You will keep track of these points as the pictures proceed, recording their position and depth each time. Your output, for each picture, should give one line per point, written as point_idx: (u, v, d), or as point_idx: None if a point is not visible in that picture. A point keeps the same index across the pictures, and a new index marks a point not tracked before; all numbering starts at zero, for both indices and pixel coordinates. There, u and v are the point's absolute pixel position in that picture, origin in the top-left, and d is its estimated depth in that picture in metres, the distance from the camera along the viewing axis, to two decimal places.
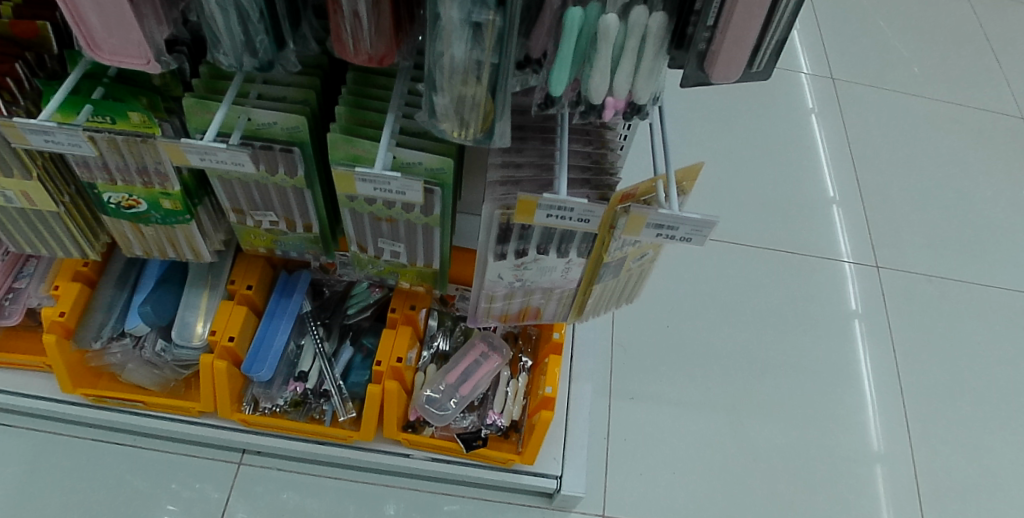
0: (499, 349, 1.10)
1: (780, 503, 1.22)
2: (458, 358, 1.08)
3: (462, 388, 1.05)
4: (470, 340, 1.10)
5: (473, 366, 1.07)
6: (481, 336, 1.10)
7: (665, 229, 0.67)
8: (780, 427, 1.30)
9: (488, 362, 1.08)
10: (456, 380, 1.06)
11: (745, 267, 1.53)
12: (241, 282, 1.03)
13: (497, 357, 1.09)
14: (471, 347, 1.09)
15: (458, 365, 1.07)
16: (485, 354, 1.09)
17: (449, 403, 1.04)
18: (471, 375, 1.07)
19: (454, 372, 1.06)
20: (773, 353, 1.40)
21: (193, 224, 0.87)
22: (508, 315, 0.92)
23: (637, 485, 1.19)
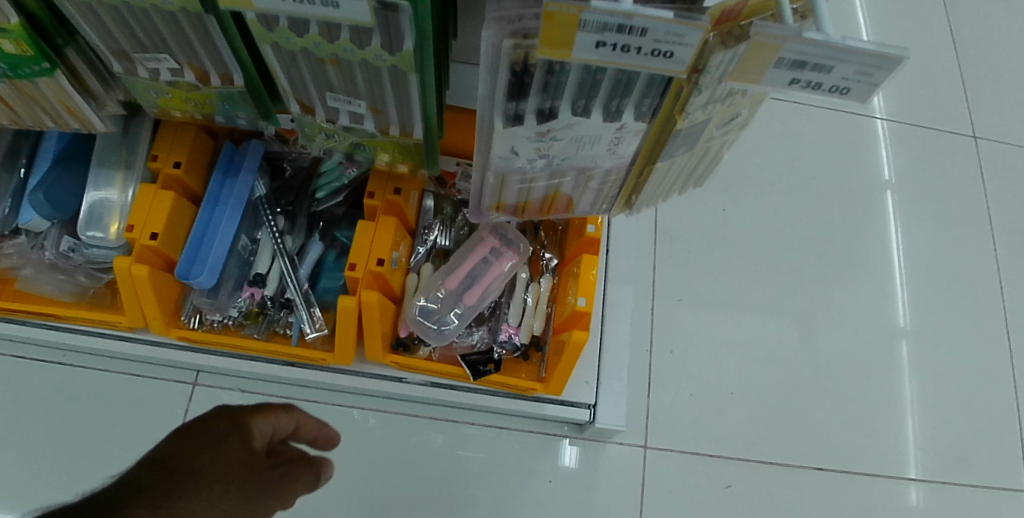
0: (514, 245, 0.83)
1: (856, 426, 1.00)
2: (461, 258, 0.81)
3: (468, 298, 0.80)
4: (474, 232, 0.83)
5: (480, 267, 0.81)
6: (491, 227, 0.83)
7: (807, 70, 0.38)
8: (862, 338, 1.05)
9: (500, 263, 0.81)
10: (459, 287, 0.80)
11: (821, 130, 1.19)
12: (165, 158, 0.77)
13: (512, 256, 0.82)
14: (476, 242, 0.82)
15: (460, 267, 0.80)
16: (496, 251, 0.82)
17: (450, 317, 0.80)
18: (478, 280, 0.80)
19: (455, 277, 0.80)
20: (857, 245, 1.12)
21: (59, 76, 0.59)
22: (526, 206, 0.64)
23: (687, 410, 0.97)
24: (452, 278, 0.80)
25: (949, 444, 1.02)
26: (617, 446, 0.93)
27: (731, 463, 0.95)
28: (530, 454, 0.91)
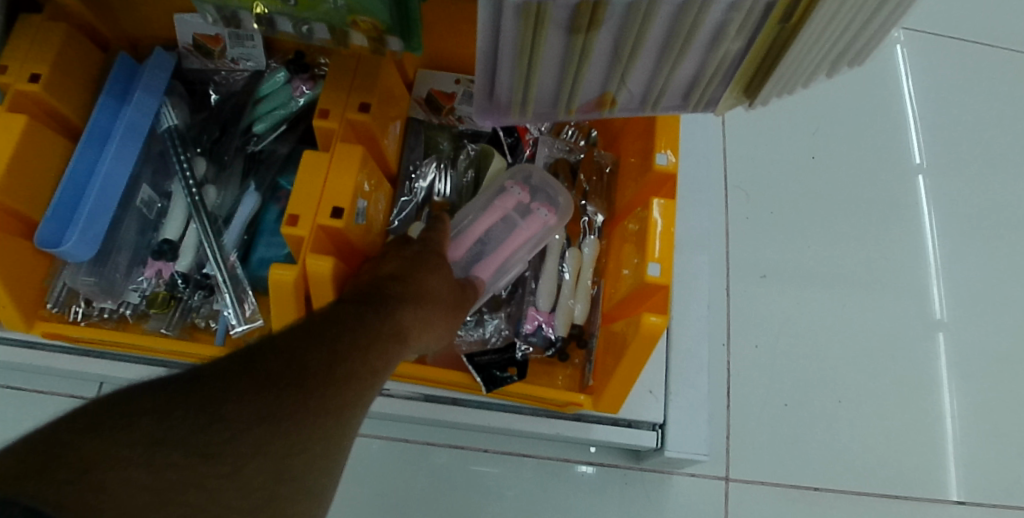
0: (551, 202, 0.56)
1: (1012, 440, 0.73)
2: (473, 216, 0.54)
3: (480, 272, 0.52)
4: (493, 181, 0.56)
5: (502, 231, 0.54)
6: (517, 176, 0.56)
7: None
8: (1015, 323, 0.78)
9: (532, 226, 0.54)
10: (470, 257, 0.53)
11: (939, 47, 0.90)
12: (16, 67, 0.51)
13: (550, 218, 0.55)
14: (496, 195, 0.55)
15: (472, 228, 0.53)
16: (524, 211, 0.55)
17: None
18: (500, 249, 0.53)
19: (464, 241, 0.53)
20: (997, 199, 0.83)
21: None
22: (573, 89, 0.37)
23: (782, 425, 0.70)
24: (459, 242, 0.52)
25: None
26: (689, 479, 0.67)
27: (845, 498, 0.69)
28: (567, 492, 0.66)
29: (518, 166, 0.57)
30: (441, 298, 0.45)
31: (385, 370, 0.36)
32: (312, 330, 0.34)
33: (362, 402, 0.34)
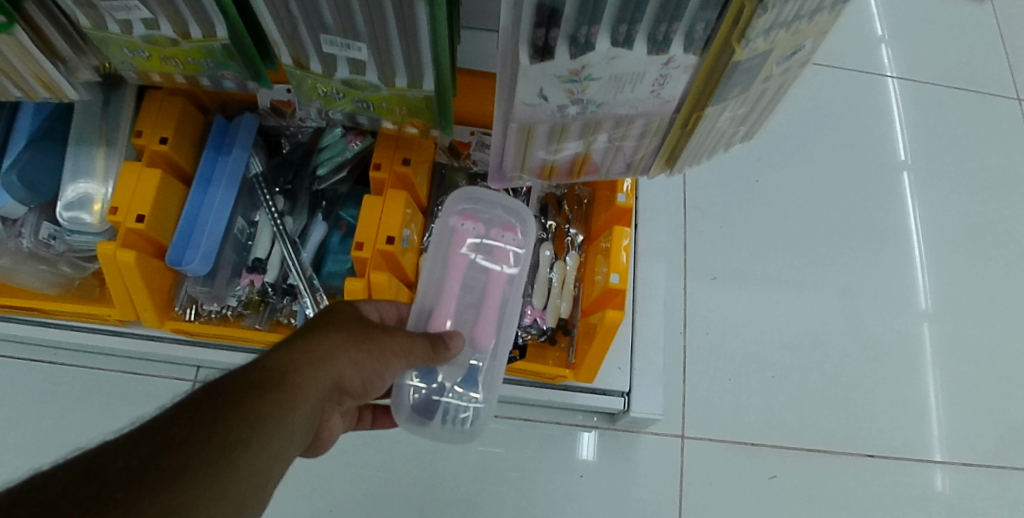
0: (504, 217, 0.69)
1: (910, 406, 0.92)
2: (447, 269, 0.65)
3: (485, 326, 0.63)
4: (441, 221, 0.67)
5: (478, 270, 0.66)
6: (459, 204, 0.68)
7: None
8: (917, 311, 0.97)
9: (501, 258, 0.66)
10: (467, 312, 0.63)
11: (860, 86, 1.10)
12: (149, 134, 0.69)
13: (516, 235, 0.68)
14: (456, 239, 0.66)
15: (448, 285, 0.64)
16: (480, 244, 0.67)
17: (473, 360, 0.63)
18: (483, 294, 0.64)
19: (454, 298, 0.64)
20: (906, 211, 1.03)
21: (15, 36, 0.51)
22: (553, 169, 0.57)
23: (726, 393, 0.90)
24: (445, 297, 0.63)
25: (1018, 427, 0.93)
26: (653, 436, 0.86)
27: (775, 451, 0.88)
28: (555, 447, 0.85)
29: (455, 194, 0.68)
30: (346, 335, 0.46)
31: (271, 424, 0.38)
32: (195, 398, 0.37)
33: (235, 455, 0.35)
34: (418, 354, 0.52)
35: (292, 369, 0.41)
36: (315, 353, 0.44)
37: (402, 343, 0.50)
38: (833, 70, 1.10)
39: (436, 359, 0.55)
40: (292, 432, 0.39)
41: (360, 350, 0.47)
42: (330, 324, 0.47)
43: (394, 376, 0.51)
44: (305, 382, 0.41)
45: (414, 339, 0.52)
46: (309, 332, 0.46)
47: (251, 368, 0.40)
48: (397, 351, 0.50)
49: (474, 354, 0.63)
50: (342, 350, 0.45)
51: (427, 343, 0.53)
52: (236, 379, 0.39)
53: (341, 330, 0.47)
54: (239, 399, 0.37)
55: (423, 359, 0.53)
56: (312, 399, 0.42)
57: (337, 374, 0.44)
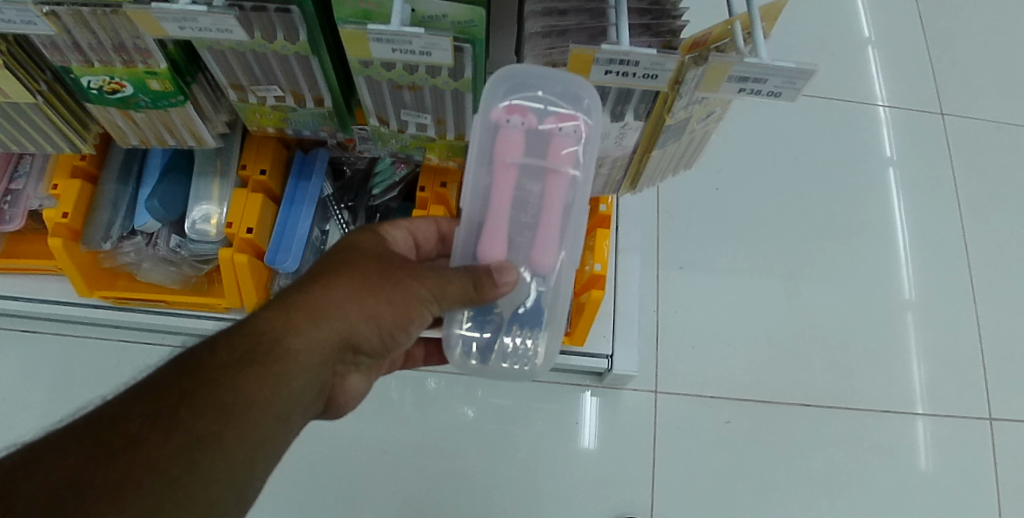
0: (563, 100, 0.62)
1: (833, 365, 1.20)
2: (496, 170, 0.61)
3: (545, 249, 0.61)
4: (484, 115, 0.61)
5: (533, 170, 0.61)
6: (506, 93, 0.61)
7: (749, 83, 0.57)
8: (837, 291, 1.26)
9: (559, 155, 0.61)
10: (521, 224, 0.61)
11: (795, 118, 1.40)
12: (252, 167, 0.92)
13: (576, 127, 0.62)
14: (504, 141, 0.61)
15: (496, 194, 0.60)
16: (534, 141, 0.62)
17: (535, 282, 0.62)
18: (540, 204, 0.61)
19: (507, 212, 0.61)
20: (828, 214, 1.33)
21: (188, 105, 0.76)
22: None
23: (689, 358, 1.18)
24: (497, 206, 0.60)
25: (920, 381, 1.20)
26: (633, 393, 1.14)
27: (725, 401, 1.15)
28: (556, 400, 1.12)
29: (495, 78, 0.61)
30: (348, 289, 0.56)
31: (265, 386, 0.51)
32: (215, 362, 0.51)
33: (229, 420, 0.49)
34: (447, 295, 0.57)
35: (287, 328, 0.53)
36: (313, 310, 0.55)
37: (429, 286, 0.57)
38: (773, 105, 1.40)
39: (481, 298, 0.58)
40: (283, 389, 0.52)
41: (372, 299, 0.56)
42: (340, 275, 0.57)
43: (426, 314, 0.58)
44: (296, 342, 0.53)
45: (438, 281, 0.57)
46: (322, 282, 0.57)
47: (257, 325, 0.53)
48: (421, 293, 0.57)
49: (535, 278, 0.62)
50: (345, 304, 0.56)
51: (460, 289, 0.57)
52: (245, 345, 0.52)
53: (346, 283, 0.57)
54: (230, 365, 0.51)
55: (462, 303, 0.58)
56: (303, 356, 0.54)
57: (341, 329, 0.55)
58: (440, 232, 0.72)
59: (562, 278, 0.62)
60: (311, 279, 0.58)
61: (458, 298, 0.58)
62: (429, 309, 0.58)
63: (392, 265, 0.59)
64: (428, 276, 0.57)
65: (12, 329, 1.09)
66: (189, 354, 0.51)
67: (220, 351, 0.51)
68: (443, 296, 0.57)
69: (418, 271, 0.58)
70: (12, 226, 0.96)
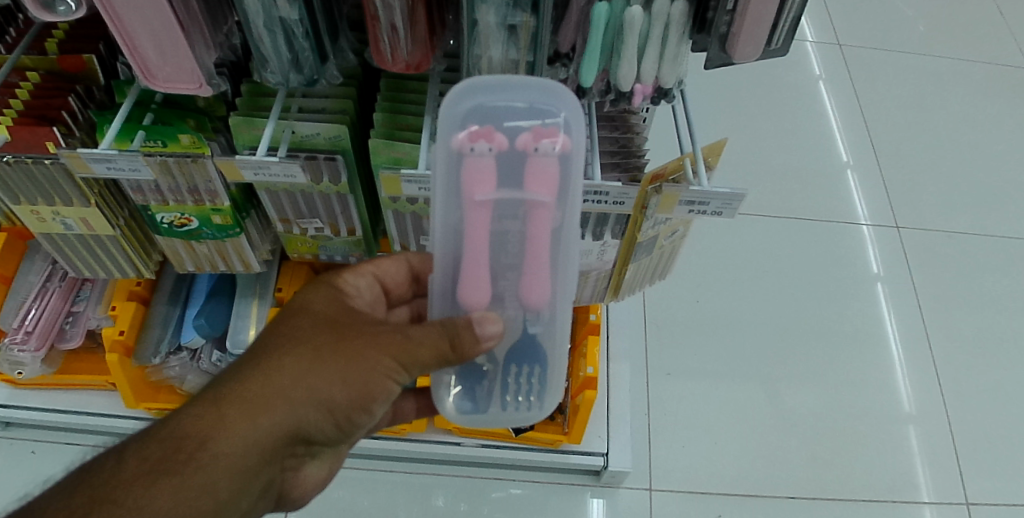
0: (537, 113, 0.54)
1: (816, 460, 1.29)
2: (467, 207, 0.55)
3: (535, 288, 0.58)
4: (445, 144, 0.53)
5: (511, 203, 0.55)
6: (468, 108, 0.53)
7: (697, 205, 0.73)
8: (815, 391, 1.37)
9: (539, 184, 0.54)
10: (503, 264, 0.58)
11: (763, 235, 1.58)
12: (287, 289, 1.07)
13: (557, 142, 0.53)
14: (472, 174, 0.53)
15: (472, 233, 0.56)
16: (505, 168, 0.54)
17: (529, 325, 0.61)
18: (522, 241, 0.57)
19: (486, 251, 0.57)
20: (801, 320, 1.46)
21: (241, 236, 0.91)
22: None
23: (680, 456, 1.27)
24: (474, 247, 0.56)
25: (900, 472, 1.29)
26: (628, 490, 1.21)
27: (716, 498, 1.23)
28: (557, 501, 1.19)
29: (448, 100, 0.52)
30: (296, 369, 0.53)
31: (185, 494, 0.47)
32: (130, 472, 0.47)
33: None
34: (414, 359, 0.55)
35: (223, 426, 0.50)
36: (255, 401, 0.51)
37: (392, 358, 0.54)
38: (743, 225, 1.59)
39: (459, 357, 0.56)
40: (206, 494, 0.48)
41: (324, 380, 0.53)
42: (285, 354, 0.53)
43: (389, 386, 0.56)
44: (231, 443, 0.50)
45: (402, 350, 0.55)
46: (264, 366, 0.53)
47: (188, 425, 0.50)
48: (381, 368, 0.54)
49: (528, 321, 0.61)
50: (291, 392, 0.52)
51: (431, 355, 0.55)
52: (166, 449, 0.48)
53: (293, 363, 0.53)
54: (145, 475, 0.47)
55: (430, 367, 0.57)
56: (241, 459, 0.50)
57: (290, 419, 0.52)
58: (412, 270, 0.73)
59: (556, 314, 0.61)
60: (251, 361, 0.54)
61: (426, 364, 0.56)
62: (393, 380, 0.55)
63: (347, 335, 0.56)
64: (389, 347, 0.55)
65: (60, 442, 1.20)
66: (106, 462, 0.48)
67: (139, 462, 0.48)
68: (409, 363, 0.55)
69: (378, 341, 0.55)
70: (71, 343, 1.10)
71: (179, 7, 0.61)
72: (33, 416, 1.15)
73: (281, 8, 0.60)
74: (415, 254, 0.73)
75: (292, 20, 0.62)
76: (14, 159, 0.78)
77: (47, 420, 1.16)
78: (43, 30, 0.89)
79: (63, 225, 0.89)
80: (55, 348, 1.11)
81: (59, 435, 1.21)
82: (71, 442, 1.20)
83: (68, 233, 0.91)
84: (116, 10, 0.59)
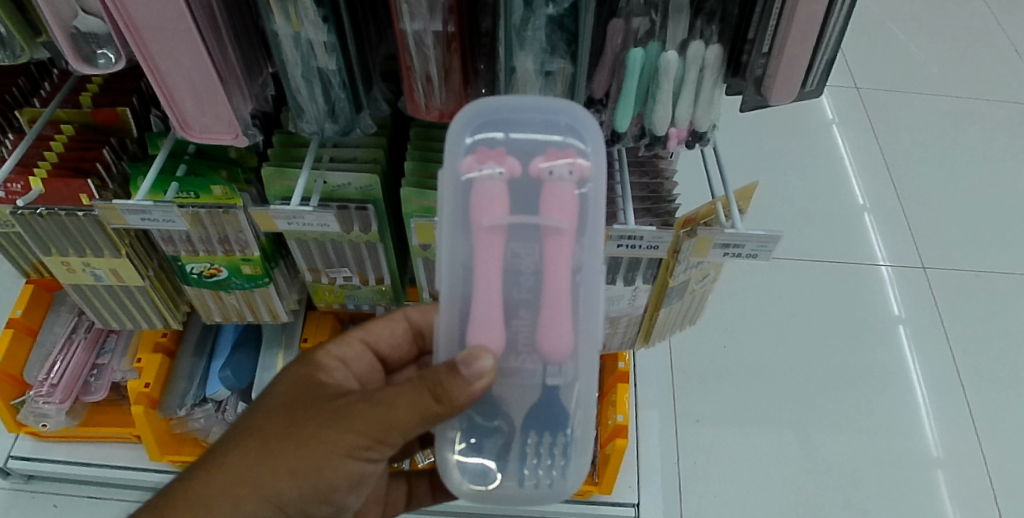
0: (552, 135, 0.52)
1: (850, 507, 1.25)
2: (475, 238, 0.52)
3: (555, 336, 0.53)
4: (454, 171, 0.51)
5: (525, 232, 0.52)
6: (475, 133, 0.52)
7: (731, 247, 0.72)
8: (850, 435, 1.33)
9: (554, 209, 0.51)
10: (518, 308, 0.53)
11: (788, 277, 1.56)
12: (313, 339, 1.06)
13: (573, 165, 0.51)
14: (482, 198, 0.51)
15: (481, 267, 0.52)
16: (516, 194, 0.52)
17: (549, 381, 0.55)
18: (539, 274, 0.52)
19: (500, 288, 0.52)
20: (832, 363, 1.42)
21: (270, 286, 0.90)
22: None
23: (711, 505, 1.24)
24: (485, 276, 0.52)
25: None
26: None
27: None
28: None
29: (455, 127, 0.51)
30: (241, 462, 0.50)
31: None
32: None
33: None
34: (376, 433, 0.49)
35: None
36: (199, 503, 0.50)
37: (340, 435, 0.49)
38: (767, 268, 1.57)
39: (446, 409, 0.47)
40: None
41: (268, 473, 0.50)
42: (234, 447, 0.51)
43: (353, 463, 0.50)
44: None
45: (356, 424, 0.49)
46: (213, 463, 0.51)
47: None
48: (335, 451, 0.49)
49: (548, 374, 0.54)
50: (235, 490, 0.50)
51: (391, 427, 0.48)
52: None
53: (241, 458, 0.50)
54: None
55: (396, 442, 0.50)
56: None
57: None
58: (411, 325, 0.70)
59: (578, 363, 0.55)
60: (207, 456, 0.53)
61: (388, 441, 0.49)
62: (355, 458, 0.50)
63: (300, 414, 0.51)
64: (341, 424, 0.49)
65: (83, 495, 1.18)
66: None
67: None
68: (368, 438, 0.49)
69: (329, 418, 0.50)
70: (95, 397, 1.09)
71: (219, 58, 0.62)
72: (57, 470, 1.14)
73: (319, 58, 0.61)
74: (413, 309, 0.70)
75: (330, 70, 0.63)
76: (48, 211, 0.78)
77: (71, 474, 1.15)
78: (79, 84, 0.91)
79: (93, 276, 0.89)
80: (80, 400, 1.10)
81: (83, 490, 1.18)
82: (96, 496, 1.18)
83: (98, 284, 0.91)
84: (159, 62, 0.61)
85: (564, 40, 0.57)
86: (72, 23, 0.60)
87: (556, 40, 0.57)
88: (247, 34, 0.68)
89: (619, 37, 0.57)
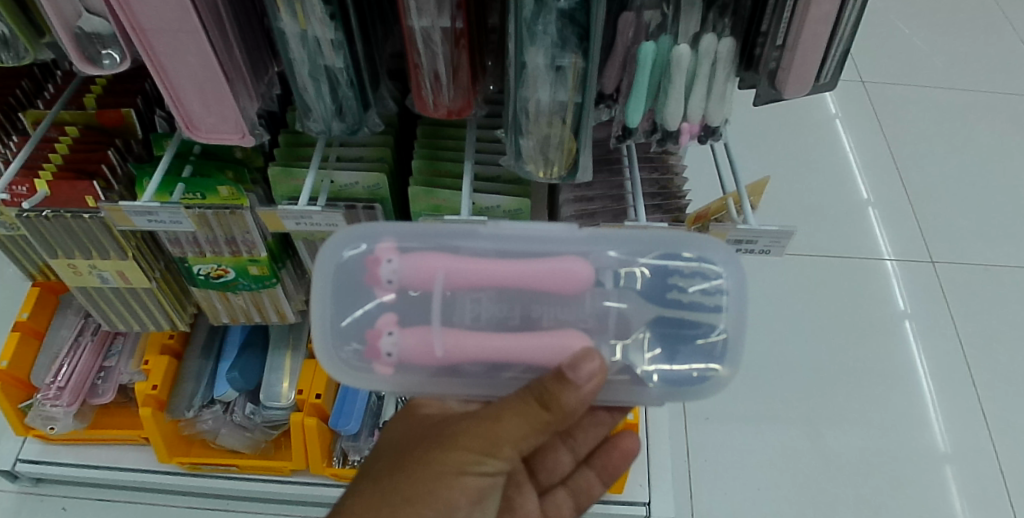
0: (368, 268, 0.59)
1: (861, 502, 1.24)
2: (444, 363, 0.58)
3: (558, 281, 0.58)
4: (387, 373, 0.59)
5: (449, 304, 0.58)
6: (360, 348, 0.59)
7: (744, 244, 0.71)
8: (860, 431, 1.32)
9: (423, 279, 0.58)
10: (517, 317, 0.59)
11: (796, 273, 1.55)
12: None
13: (388, 258, 0.58)
14: (415, 347, 0.57)
15: (469, 355, 0.57)
16: (405, 319, 0.59)
17: (605, 285, 0.60)
18: (495, 291, 0.59)
19: (496, 339, 0.57)
20: (842, 359, 1.41)
21: (277, 287, 0.90)
22: None
23: (723, 503, 1.23)
24: (489, 347, 0.57)
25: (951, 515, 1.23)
26: None
27: None
28: None
29: (344, 371, 0.59)
30: (373, 493, 0.52)
31: None
32: None
33: None
34: (497, 445, 0.52)
35: None
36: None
37: (458, 451, 0.52)
38: (774, 264, 1.56)
39: (553, 415, 0.51)
40: None
41: (398, 499, 0.51)
42: (366, 481, 0.54)
43: (472, 483, 0.52)
44: None
45: (469, 440, 0.52)
46: (349, 496, 0.53)
47: None
48: (449, 470, 0.52)
49: (598, 289, 0.60)
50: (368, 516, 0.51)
51: (504, 439, 0.51)
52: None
53: (371, 488, 0.53)
54: None
55: (509, 456, 0.53)
56: None
57: None
58: None
59: (601, 255, 0.59)
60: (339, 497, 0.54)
61: (500, 454, 0.52)
62: (469, 475, 0.52)
63: (414, 447, 0.54)
64: (452, 443, 0.52)
65: (92, 498, 1.18)
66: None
67: None
68: (484, 452, 0.52)
69: (450, 438, 0.53)
70: (103, 399, 1.08)
71: (224, 57, 0.62)
72: (66, 472, 1.14)
73: (326, 56, 0.61)
74: None
75: (337, 68, 0.62)
76: (53, 214, 0.78)
77: (79, 477, 1.14)
78: (83, 86, 0.91)
79: (100, 278, 0.88)
80: (88, 403, 1.10)
81: (92, 492, 1.18)
82: (105, 499, 1.18)
83: (105, 287, 0.90)
84: (164, 62, 0.60)
85: (576, 34, 0.55)
86: (76, 23, 0.59)
87: (567, 33, 0.55)
88: (253, 34, 0.67)
89: (630, 31, 0.57)
